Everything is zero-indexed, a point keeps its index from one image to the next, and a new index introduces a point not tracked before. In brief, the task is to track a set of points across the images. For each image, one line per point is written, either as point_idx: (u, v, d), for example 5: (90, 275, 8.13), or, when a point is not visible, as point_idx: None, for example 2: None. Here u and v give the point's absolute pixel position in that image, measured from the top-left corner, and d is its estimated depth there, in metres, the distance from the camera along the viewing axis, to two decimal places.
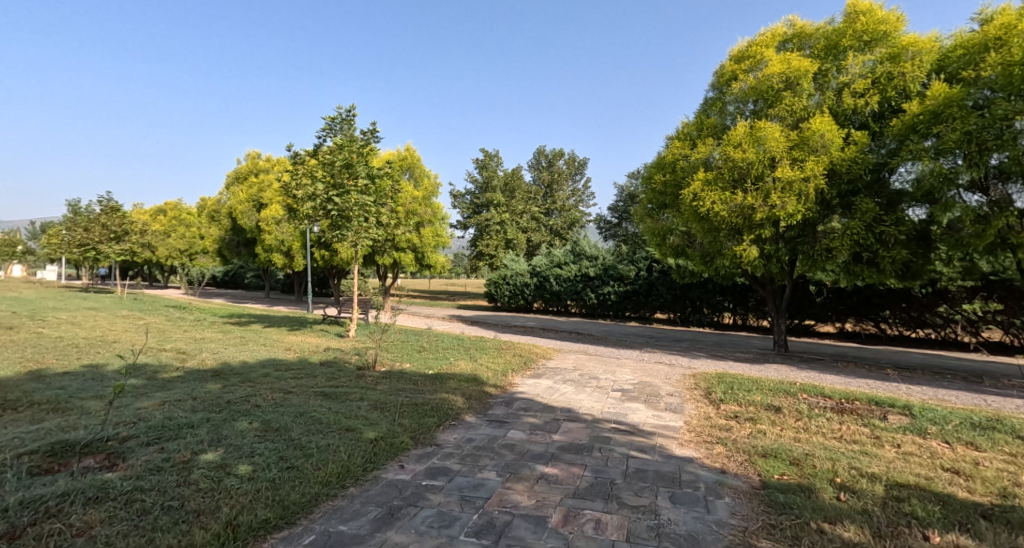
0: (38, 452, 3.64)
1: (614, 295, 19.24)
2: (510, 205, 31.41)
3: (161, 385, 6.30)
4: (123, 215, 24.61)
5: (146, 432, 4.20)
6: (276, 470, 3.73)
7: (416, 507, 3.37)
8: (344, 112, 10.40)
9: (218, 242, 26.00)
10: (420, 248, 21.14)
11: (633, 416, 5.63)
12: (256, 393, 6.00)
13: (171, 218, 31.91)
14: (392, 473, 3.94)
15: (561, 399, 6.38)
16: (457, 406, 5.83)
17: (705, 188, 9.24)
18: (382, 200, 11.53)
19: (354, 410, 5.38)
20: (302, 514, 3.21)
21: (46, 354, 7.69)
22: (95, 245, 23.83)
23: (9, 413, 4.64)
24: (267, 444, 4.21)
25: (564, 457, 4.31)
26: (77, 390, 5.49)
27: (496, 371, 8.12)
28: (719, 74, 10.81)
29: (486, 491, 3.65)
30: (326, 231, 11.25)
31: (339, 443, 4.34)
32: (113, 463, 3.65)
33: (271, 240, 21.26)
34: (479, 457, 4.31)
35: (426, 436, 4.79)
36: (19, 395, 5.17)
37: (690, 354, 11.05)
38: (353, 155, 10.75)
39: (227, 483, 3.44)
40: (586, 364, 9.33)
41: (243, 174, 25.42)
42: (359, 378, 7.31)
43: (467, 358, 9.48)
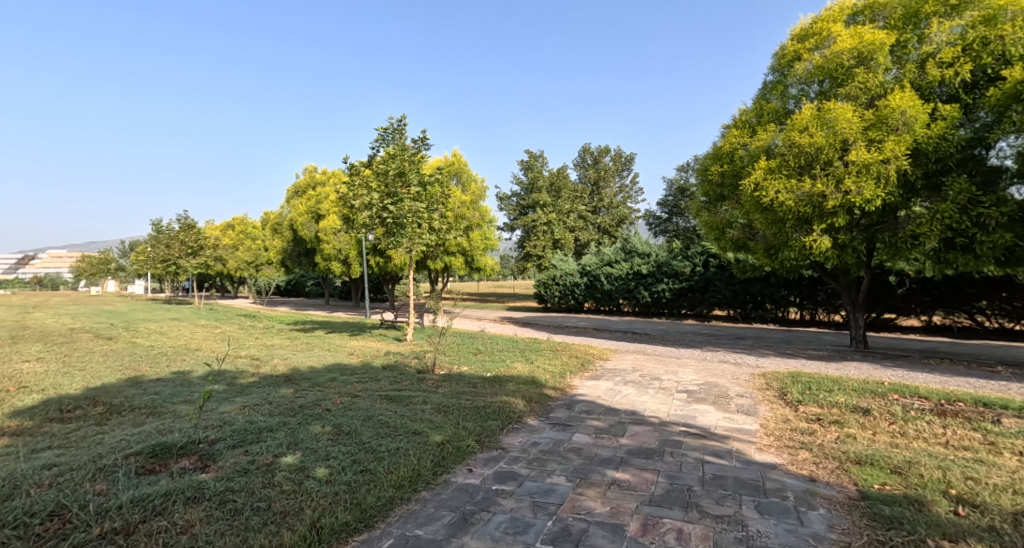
0: (141, 453, 3.93)
1: (669, 292, 18.65)
2: (556, 205, 31.20)
3: (240, 390, 6.67)
4: (198, 232, 26.61)
5: (232, 435, 4.44)
6: (351, 473, 3.84)
7: (489, 512, 3.37)
8: (396, 121, 10.71)
9: (282, 253, 27.47)
10: (470, 251, 21.42)
11: (703, 419, 5.38)
12: (326, 397, 6.22)
13: (240, 231, 34.00)
14: (461, 477, 3.96)
15: (624, 402, 6.22)
16: (518, 409, 5.79)
17: (768, 176, 8.77)
18: (434, 205, 11.74)
19: (419, 413, 5.48)
20: (379, 517, 3.28)
21: (140, 362, 8.34)
22: (175, 259, 25.85)
23: (115, 416, 5.05)
24: (340, 447, 4.35)
25: (635, 461, 4.17)
26: (170, 396, 5.91)
27: (554, 373, 8.04)
28: (779, 55, 10.27)
29: (557, 496, 3.59)
30: (382, 239, 11.59)
31: (408, 446, 4.42)
32: (205, 464, 3.88)
33: (330, 249, 22.23)
34: (545, 461, 4.26)
35: (491, 440, 4.79)
36: (121, 400, 5.62)
37: (757, 352, 10.51)
38: (406, 164, 11.03)
39: (307, 485, 3.57)
40: (645, 364, 9.07)
41: (303, 188, 26.74)
42: (421, 381, 7.46)
43: (523, 360, 9.46)
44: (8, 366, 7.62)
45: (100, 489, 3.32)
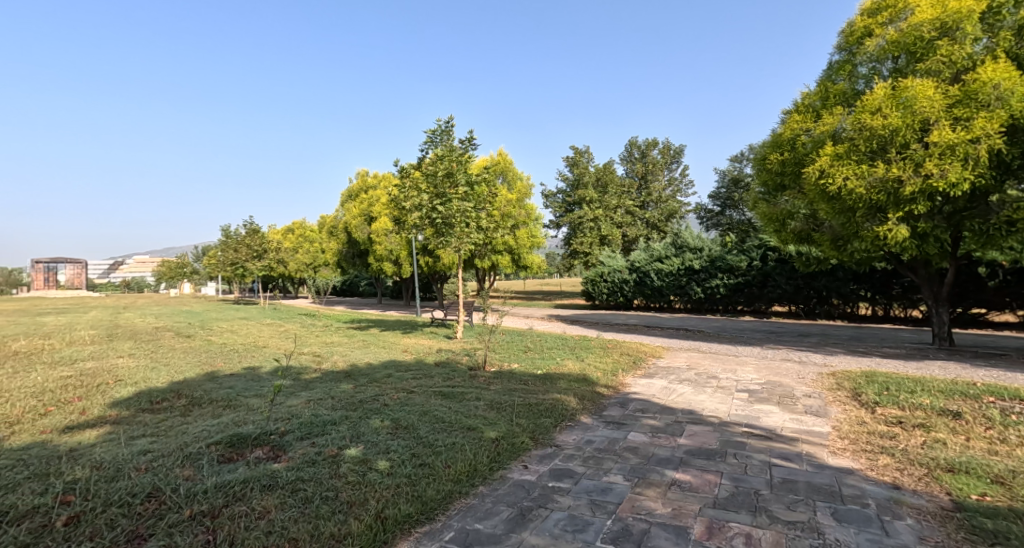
0: (221, 442, 4.19)
1: (723, 288, 17.94)
2: (603, 201, 30.70)
3: (303, 385, 6.98)
4: (262, 236, 28.10)
5: (300, 428, 4.65)
6: (411, 466, 3.92)
7: (547, 509, 3.35)
8: (444, 123, 10.87)
9: (337, 254, 28.57)
10: (517, 249, 21.48)
11: (768, 420, 5.13)
12: (383, 392, 6.42)
13: (299, 235, 35.67)
14: (517, 473, 3.96)
15: (681, 401, 6.03)
16: (571, 407, 5.74)
17: (835, 163, 8.26)
18: (482, 204, 11.82)
19: (472, 409, 5.53)
20: (439, 510, 3.34)
21: (216, 358, 8.92)
22: (242, 263, 27.48)
23: (196, 408, 5.41)
24: (399, 441, 4.46)
25: (695, 462, 4.04)
26: (242, 389, 6.27)
27: (606, 371, 7.92)
28: (847, 33, 9.66)
29: (615, 495, 3.53)
30: (431, 239, 11.80)
31: (464, 442, 4.47)
32: (277, 454, 4.09)
33: (382, 250, 22.89)
34: (602, 460, 4.20)
35: (546, 437, 4.78)
36: (200, 393, 6.01)
37: (824, 351, 9.91)
38: (454, 164, 11.18)
39: (370, 477, 3.68)
40: (701, 362, 8.78)
41: (356, 192, 27.71)
42: (472, 378, 7.54)
43: (573, 357, 9.37)
44: (104, 361, 8.34)
45: (188, 474, 3.55)
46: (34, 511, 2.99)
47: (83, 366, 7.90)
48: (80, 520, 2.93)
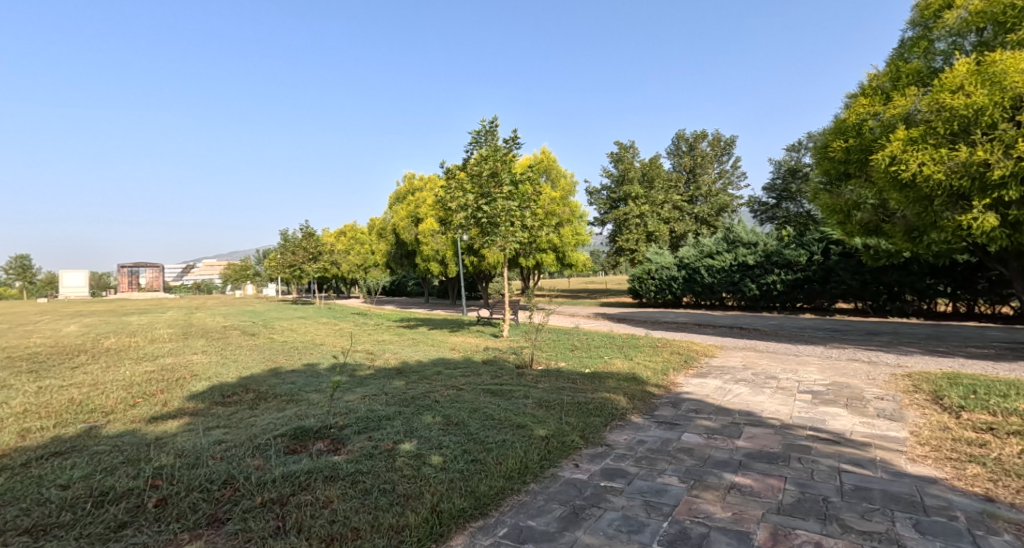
0: (286, 435, 4.41)
1: (781, 284, 17.15)
2: (649, 196, 30.03)
3: (359, 382, 7.23)
4: (317, 238, 29.27)
5: (357, 422, 4.82)
6: (463, 462, 3.99)
7: (600, 508, 3.33)
8: (488, 123, 10.98)
9: (387, 255, 29.36)
10: (562, 247, 21.38)
11: (835, 423, 4.88)
12: (434, 390, 6.55)
13: (350, 236, 36.93)
14: (569, 472, 3.95)
15: (738, 401, 5.83)
16: (622, 406, 5.67)
17: (909, 148, 7.73)
18: (527, 203, 11.83)
19: (521, 407, 5.56)
20: (493, 506, 3.38)
21: (278, 355, 9.38)
22: (299, 265, 28.76)
23: (263, 402, 5.72)
24: (451, 437, 4.54)
25: (756, 466, 3.89)
26: (303, 385, 6.57)
27: (656, 370, 7.76)
28: (921, 7, 9.03)
29: (671, 497, 3.45)
30: (477, 238, 11.91)
31: (514, 439, 4.50)
32: (337, 447, 4.26)
33: (428, 250, 23.35)
34: (655, 461, 4.12)
35: (596, 436, 4.73)
36: (265, 388, 6.34)
37: (894, 350, 9.30)
38: (498, 164, 11.26)
39: (425, 471, 3.77)
40: (758, 362, 8.44)
41: (403, 194, 28.36)
42: (521, 376, 7.57)
43: (621, 356, 9.23)
44: (181, 357, 8.97)
45: (258, 464, 3.76)
46: (129, 492, 3.26)
47: (163, 361, 8.53)
48: (167, 502, 3.16)
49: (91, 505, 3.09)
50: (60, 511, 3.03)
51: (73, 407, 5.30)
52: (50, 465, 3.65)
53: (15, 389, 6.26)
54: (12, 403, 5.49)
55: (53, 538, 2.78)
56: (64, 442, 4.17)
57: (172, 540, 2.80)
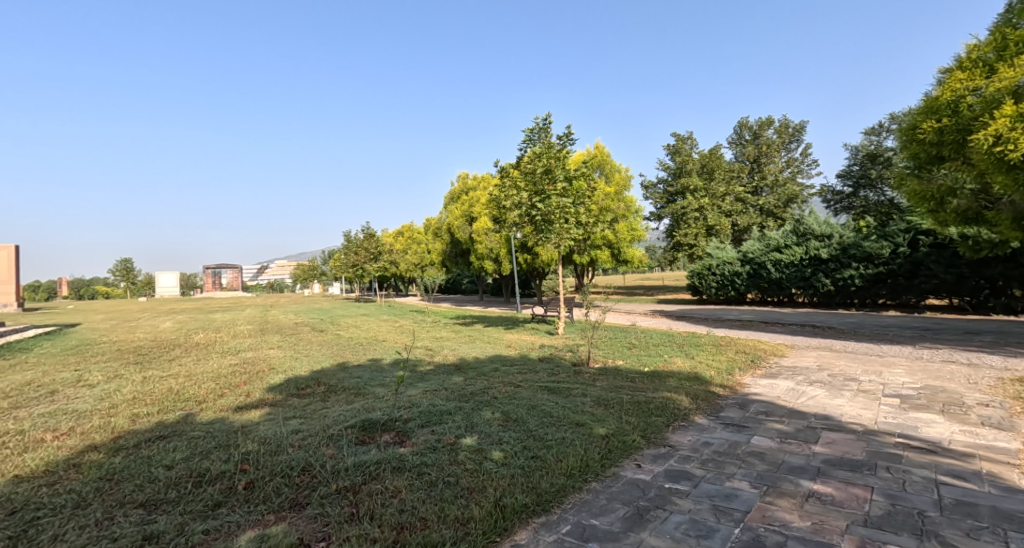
0: (355, 426, 4.60)
1: (859, 278, 15.99)
2: (709, 189, 28.88)
3: (419, 377, 7.44)
4: (377, 239, 30.36)
5: (420, 416, 4.95)
6: (524, 458, 4.01)
7: (666, 511, 3.24)
8: (542, 120, 10.95)
9: (443, 254, 30.01)
10: (617, 244, 21.00)
11: (928, 430, 4.50)
12: (492, 386, 6.62)
13: (407, 236, 38.06)
14: (631, 472, 3.87)
15: (813, 404, 5.50)
16: (684, 406, 5.49)
17: (1018, 125, 7.00)
18: (581, 200, 11.70)
19: (579, 405, 5.52)
20: (555, 502, 3.37)
21: (345, 350, 9.81)
22: (361, 264, 29.98)
23: (332, 395, 6.00)
24: (511, 433, 4.57)
25: (837, 474, 3.65)
26: (369, 379, 6.84)
27: (720, 370, 7.47)
28: None
29: (742, 502, 3.31)
30: (531, 236, 11.91)
31: (574, 437, 4.46)
32: (402, 439, 4.40)
33: (483, 248, 23.62)
34: (723, 464, 3.96)
35: (658, 436, 4.61)
36: (335, 381, 6.65)
37: (995, 351, 8.46)
38: (552, 161, 11.20)
39: (487, 466, 3.82)
40: (834, 362, 7.92)
41: (458, 194, 28.84)
42: (578, 374, 7.51)
43: (682, 355, 8.95)
44: (260, 352, 9.59)
45: (332, 453, 3.94)
46: (221, 475, 3.51)
47: (244, 355, 9.15)
48: (254, 485, 3.38)
49: (191, 485, 3.37)
50: (166, 489, 3.31)
51: (172, 396, 5.81)
52: (155, 447, 4.00)
53: (122, 378, 6.92)
54: (121, 391, 6.07)
55: (162, 512, 3.05)
56: (166, 427, 4.56)
57: (260, 520, 3.00)
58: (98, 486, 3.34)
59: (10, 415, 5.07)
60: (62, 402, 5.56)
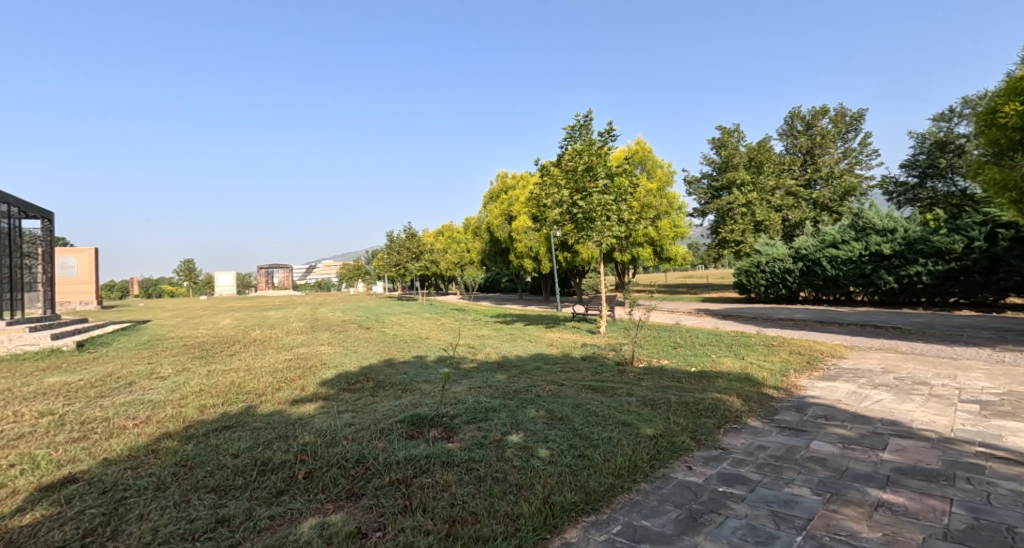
0: (405, 421, 4.70)
1: (927, 275, 15.01)
2: (758, 183, 27.79)
3: (463, 374, 7.51)
4: (418, 238, 30.89)
5: (465, 412, 5.00)
6: (571, 456, 3.97)
7: (721, 515, 3.14)
8: (583, 117, 10.83)
9: (482, 253, 30.23)
10: (659, 241, 20.55)
11: (1013, 440, 4.16)
12: (536, 384, 6.61)
13: (447, 236, 38.60)
14: (682, 474, 3.78)
15: (878, 409, 5.19)
16: (736, 408, 5.30)
17: None
18: (623, 196, 11.50)
19: (624, 405, 5.42)
20: (604, 502, 3.32)
21: (391, 347, 10.05)
22: (403, 263, 30.61)
23: (381, 390, 6.15)
24: (556, 431, 4.55)
25: (909, 483, 3.44)
26: (415, 375, 6.98)
27: (774, 371, 7.18)
28: None
29: (803, 509, 3.17)
30: (572, 235, 11.81)
31: (621, 437, 4.39)
32: (450, 435, 4.46)
33: (522, 247, 23.61)
34: (781, 469, 3.81)
35: (709, 438, 4.48)
36: (382, 377, 6.81)
37: None
38: (593, 158, 11.06)
39: (534, 463, 3.82)
40: (900, 365, 7.45)
41: (497, 193, 29.00)
42: (622, 373, 7.40)
43: (731, 355, 8.66)
44: (311, 348, 9.95)
45: (384, 446, 4.04)
46: (283, 464, 3.67)
47: (297, 350, 9.54)
48: (313, 475, 3.51)
49: (256, 473, 3.53)
50: (234, 475, 3.48)
51: (234, 388, 6.12)
52: (223, 436, 4.23)
53: (189, 371, 7.35)
54: (189, 383, 6.45)
55: (232, 497, 3.21)
56: (230, 418, 4.80)
57: (320, 508, 3.11)
58: (174, 471, 3.56)
59: (94, 404, 5.47)
60: (138, 393, 5.96)
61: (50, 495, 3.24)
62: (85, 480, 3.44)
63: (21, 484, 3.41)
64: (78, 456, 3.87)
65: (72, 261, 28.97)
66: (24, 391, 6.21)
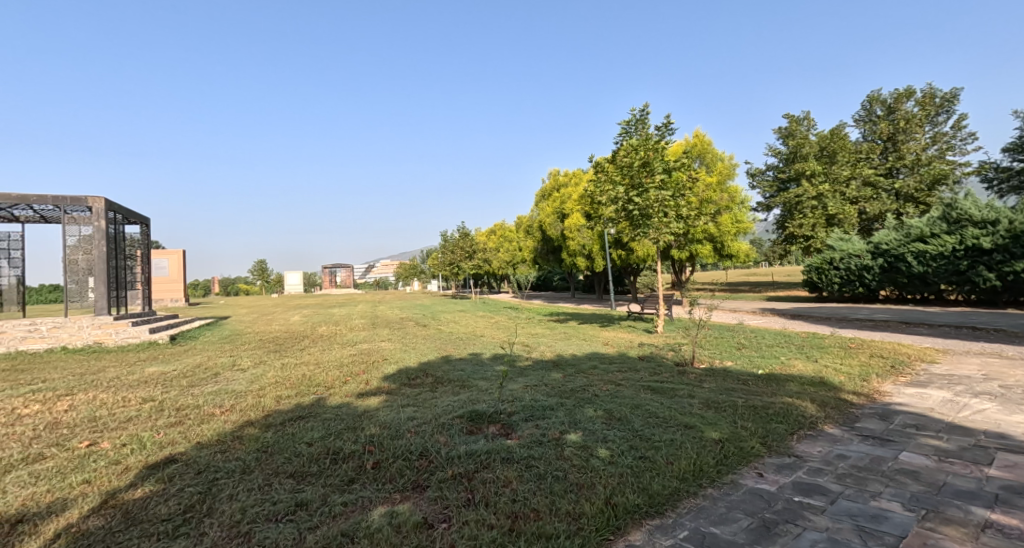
0: (464, 417, 4.74)
1: None
2: (831, 173, 26.10)
3: (519, 372, 7.52)
4: (471, 237, 31.23)
5: (523, 410, 4.98)
6: (631, 458, 3.87)
7: (798, 526, 2.95)
8: (639, 111, 10.56)
9: (535, 252, 30.17)
10: (720, 237, 19.71)
11: None
12: (593, 383, 6.51)
13: (498, 235, 38.86)
14: (752, 480, 3.59)
15: (979, 420, 4.71)
16: (811, 413, 4.97)
17: None
18: (681, 192, 11.10)
19: (687, 407, 5.23)
20: (669, 506, 3.21)
21: (448, 344, 10.23)
22: (457, 262, 31.04)
23: (440, 385, 6.26)
24: (615, 431, 4.45)
25: (1021, 504, 3.09)
26: (472, 372, 7.05)
27: (852, 375, 6.69)
28: None
29: (893, 525, 2.93)
30: (627, 232, 11.54)
31: (684, 439, 4.23)
32: (508, 432, 4.46)
33: (575, 245, 23.36)
34: (865, 480, 3.53)
35: (781, 444, 4.23)
36: (441, 373, 6.93)
37: None
38: (650, 153, 10.75)
39: (594, 463, 3.75)
40: (1003, 372, 6.75)
41: (549, 191, 28.89)
42: (683, 374, 7.15)
43: (803, 357, 8.16)
44: (373, 344, 10.29)
45: (445, 440, 4.10)
46: (352, 454, 3.80)
47: (360, 346, 9.91)
48: (380, 465, 3.61)
49: (329, 461, 3.67)
50: (309, 462, 3.65)
51: (306, 381, 6.44)
52: (297, 426, 4.44)
53: (265, 364, 7.80)
54: (266, 375, 6.84)
55: (308, 483, 3.35)
56: (303, 408, 5.04)
57: (388, 498, 3.19)
58: (257, 456, 3.77)
59: (186, 392, 5.92)
60: (222, 383, 6.40)
61: (155, 473, 3.52)
62: (182, 461, 3.72)
63: (132, 462, 3.73)
64: (176, 439, 4.19)
65: (164, 262, 31.47)
66: (128, 379, 6.82)
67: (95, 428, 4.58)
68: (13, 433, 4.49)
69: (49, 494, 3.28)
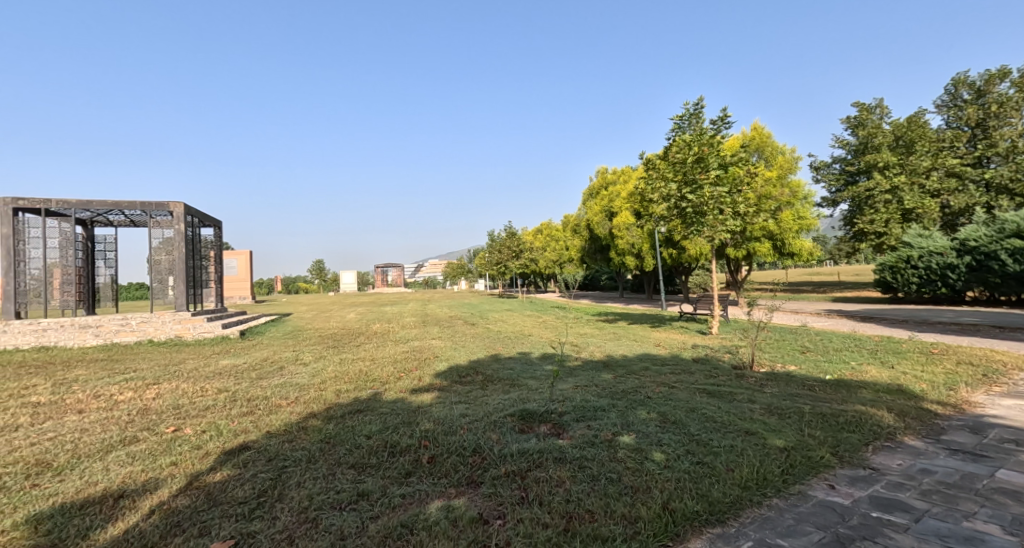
0: (516, 415, 4.71)
1: None
2: (907, 164, 24.29)
3: (569, 372, 7.43)
4: (517, 237, 31.21)
5: (573, 410, 4.89)
6: (689, 462, 3.70)
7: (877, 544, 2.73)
8: (693, 105, 10.19)
9: (582, 251, 29.82)
10: (780, 235, 18.75)
11: None
12: (645, 385, 6.32)
13: (545, 234, 38.71)
14: (822, 492, 3.34)
15: None
16: (889, 423, 4.60)
17: None
18: (738, 188, 10.60)
19: (747, 412, 4.97)
20: (731, 515, 3.04)
21: (497, 343, 10.27)
22: (505, 261, 31.09)
23: (490, 384, 6.26)
24: (670, 434, 4.28)
25: None
26: (522, 371, 7.03)
27: (936, 383, 6.15)
28: None
29: None
30: (680, 231, 11.15)
31: (745, 446, 4.01)
32: (560, 431, 4.39)
33: (624, 244, 22.88)
34: (954, 498, 3.22)
35: (854, 455, 3.93)
36: (492, 371, 6.95)
37: None
38: (705, 148, 10.34)
39: (649, 466, 3.61)
40: None
41: (597, 189, 28.48)
42: (742, 377, 6.83)
43: (877, 362, 7.60)
44: (425, 341, 10.49)
45: (497, 438, 4.07)
46: (408, 448, 3.85)
47: (412, 344, 10.12)
48: (435, 460, 3.63)
49: (386, 454, 3.73)
50: (368, 455, 3.72)
51: (362, 376, 6.62)
52: (355, 419, 4.55)
53: (325, 359, 8.10)
54: (326, 369, 7.10)
55: (367, 474, 3.42)
56: (361, 402, 5.17)
57: (443, 492, 3.20)
58: (320, 446, 3.89)
59: (256, 384, 6.23)
60: (288, 376, 6.69)
61: (232, 459, 3.70)
62: (254, 448, 3.89)
63: (212, 447, 3.94)
64: (249, 428, 4.40)
65: (234, 262, 33.43)
66: (204, 370, 7.26)
67: (179, 415, 4.89)
68: (110, 417, 4.86)
69: (143, 473, 3.51)
